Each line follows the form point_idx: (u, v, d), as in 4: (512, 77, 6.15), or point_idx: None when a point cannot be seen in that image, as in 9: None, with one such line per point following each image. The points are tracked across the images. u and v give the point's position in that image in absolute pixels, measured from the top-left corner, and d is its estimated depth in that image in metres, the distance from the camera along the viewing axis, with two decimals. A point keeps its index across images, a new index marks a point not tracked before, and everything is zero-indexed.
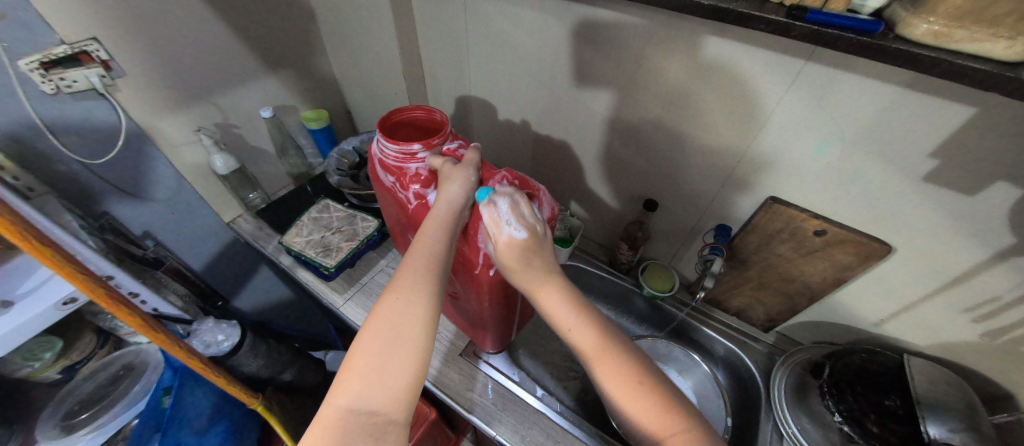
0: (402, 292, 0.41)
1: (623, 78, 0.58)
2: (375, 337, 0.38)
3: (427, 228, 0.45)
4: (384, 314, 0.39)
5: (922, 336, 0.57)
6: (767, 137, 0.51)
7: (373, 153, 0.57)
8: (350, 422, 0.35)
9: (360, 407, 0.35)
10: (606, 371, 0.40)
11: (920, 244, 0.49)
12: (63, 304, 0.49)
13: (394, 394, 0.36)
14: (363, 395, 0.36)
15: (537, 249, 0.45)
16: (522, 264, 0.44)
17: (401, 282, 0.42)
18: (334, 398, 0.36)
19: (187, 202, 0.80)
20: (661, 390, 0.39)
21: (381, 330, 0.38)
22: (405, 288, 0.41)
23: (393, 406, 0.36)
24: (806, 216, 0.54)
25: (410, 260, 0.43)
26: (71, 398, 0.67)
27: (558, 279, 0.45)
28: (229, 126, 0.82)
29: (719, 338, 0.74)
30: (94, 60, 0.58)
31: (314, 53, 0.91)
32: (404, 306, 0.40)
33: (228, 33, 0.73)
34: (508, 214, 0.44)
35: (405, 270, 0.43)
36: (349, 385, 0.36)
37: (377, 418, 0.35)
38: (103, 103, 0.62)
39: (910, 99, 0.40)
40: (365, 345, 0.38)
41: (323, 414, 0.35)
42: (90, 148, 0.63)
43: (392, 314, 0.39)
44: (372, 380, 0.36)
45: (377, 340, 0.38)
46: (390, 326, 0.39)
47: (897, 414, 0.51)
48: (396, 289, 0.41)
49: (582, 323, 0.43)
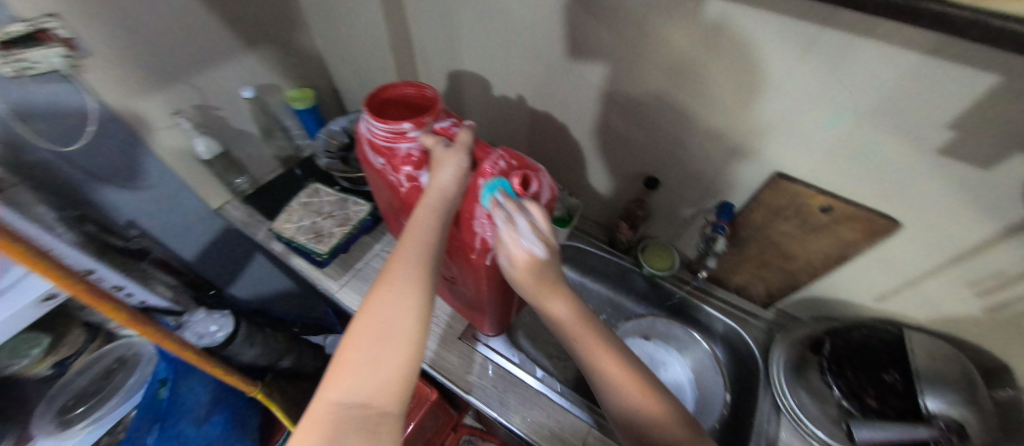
0: (394, 283, 0.39)
1: (625, 48, 0.55)
2: (366, 328, 0.37)
3: (420, 215, 0.44)
4: (375, 305, 0.38)
5: (922, 310, 0.56)
6: (774, 109, 0.49)
7: (361, 134, 0.54)
8: (340, 417, 0.34)
9: (350, 401, 0.34)
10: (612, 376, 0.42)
11: (929, 220, 0.47)
12: (41, 301, 0.47)
13: (386, 387, 0.35)
14: (354, 389, 0.35)
15: (550, 264, 0.45)
16: (534, 278, 0.44)
17: (392, 272, 0.40)
18: (325, 391, 0.35)
19: (171, 189, 0.76)
20: (649, 384, 0.43)
21: (373, 323, 0.37)
22: (397, 278, 0.40)
23: (386, 399, 0.35)
24: (811, 192, 0.53)
25: (402, 250, 0.42)
26: (63, 393, 0.66)
27: (566, 293, 0.46)
28: (209, 107, 0.77)
29: (718, 315, 0.73)
30: (55, 39, 0.53)
31: (295, 26, 0.85)
32: (395, 298, 0.38)
33: (201, 6, 0.67)
34: (528, 231, 0.43)
35: (398, 259, 0.41)
36: (340, 379, 0.35)
37: (369, 412, 0.34)
38: (68, 87, 0.56)
39: (931, 68, 0.37)
40: (356, 338, 0.37)
41: (313, 408, 0.34)
42: (61, 136, 0.58)
43: (384, 305, 0.38)
44: (363, 374, 0.35)
45: (369, 333, 0.37)
46: (382, 318, 0.37)
47: (896, 389, 0.51)
48: (387, 279, 0.40)
49: (581, 326, 0.45)
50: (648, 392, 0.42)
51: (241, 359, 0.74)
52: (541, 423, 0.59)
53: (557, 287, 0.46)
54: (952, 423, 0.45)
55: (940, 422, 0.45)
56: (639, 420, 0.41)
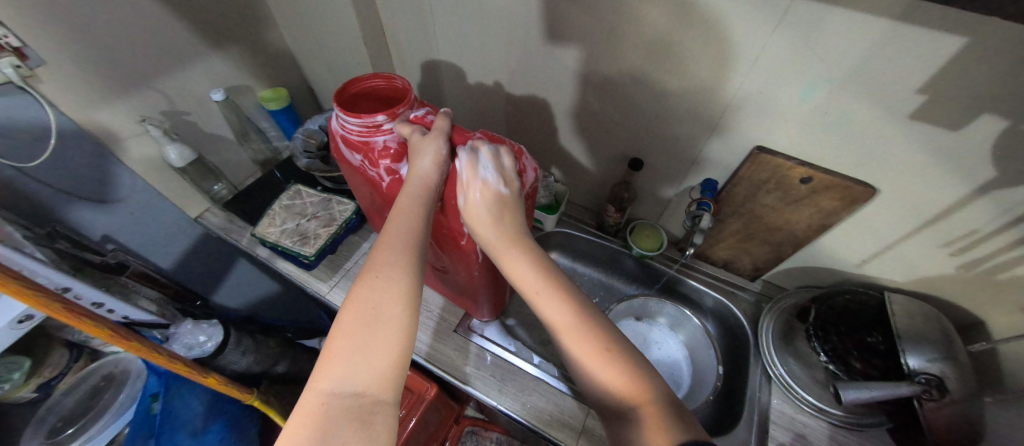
0: (382, 270, 0.39)
1: (600, 28, 0.54)
2: (357, 314, 0.37)
3: (402, 203, 0.43)
4: (363, 293, 0.38)
5: (901, 273, 0.58)
6: (752, 83, 0.49)
7: (335, 130, 0.52)
8: (332, 406, 0.33)
9: (342, 390, 0.34)
10: (575, 343, 0.39)
11: (905, 185, 0.48)
12: (19, 322, 0.45)
13: (379, 376, 0.35)
14: (347, 378, 0.34)
15: (506, 202, 0.45)
16: (490, 218, 0.44)
17: (378, 258, 0.40)
18: (317, 382, 0.35)
19: (147, 201, 0.74)
20: (632, 364, 0.38)
21: (362, 308, 0.37)
22: (386, 265, 0.39)
23: (379, 387, 0.35)
24: (792, 164, 0.54)
25: (387, 237, 0.41)
26: (52, 415, 0.65)
27: (529, 250, 0.44)
28: (178, 113, 0.75)
29: (708, 291, 0.75)
30: (5, 48, 0.51)
31: (262, 23, 0.82)
32: (385, 285, 0.38)
33: (158, 6, 0.64)
34: (489, 162, 0.44)
35: (383, 246, 0.41)
36: (332, 369, 0.35)
37: (363, 400, 0.34)
38: (25, 98, 0.54)
39: (903, 32, 0.37)
40: (346, 325, 0.37)
41: (306, 399, 0.34)
42: (18, 149, 0.56)
43: (372, 292, 0.38)
44: (354, 362, 0.35)
45: (358, 320, 0.37)
46: (370, 304, 0.37)
47: (879, 349, 0.52)
48: (374, 267, 0.39)
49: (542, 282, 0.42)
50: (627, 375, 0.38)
51: (235, 367, 0.74)
52: (541, 409, 0.60)
53: (516, 235, 0.45)
54: (933, 377, 0.47)
55: (922, 377, 0.47)
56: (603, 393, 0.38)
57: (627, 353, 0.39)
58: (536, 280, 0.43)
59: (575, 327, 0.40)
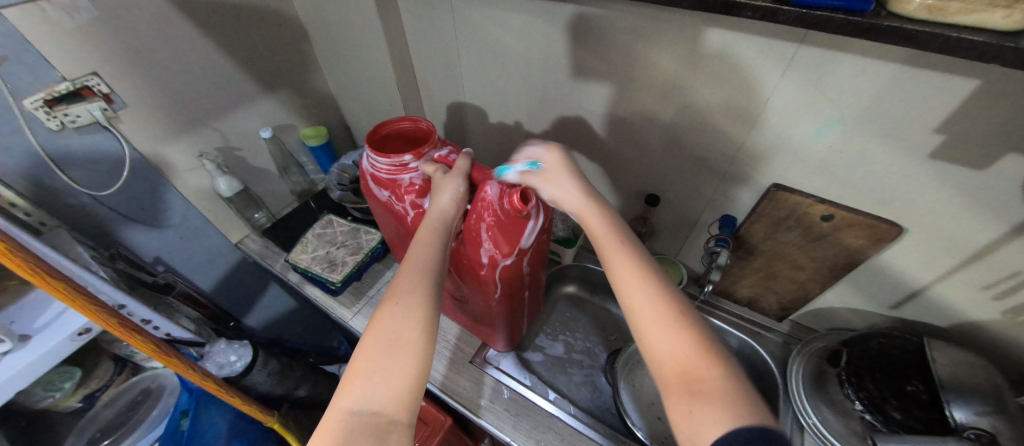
0: (401, 296, 0.41)
1: (615, 73, 0.57)
2: (377, 339, 0.39)
3: (421, 236, 0.46)
4: (384, 319, 0.40)
5: (943, 317, 0.55)
6: (765, 125, 0.50)
7: (365, 169, 0.56)
8: (351, 423, 0.35)
9: (361, 408, 0.36)
10: (644, 296, 0.39)
11: (931, 224, 0.47)
12: (78, 334, 0.52)
13: (395, 396, 0.36)
14: (365, 397, 0.36)
15: (580, 176, 0.48)
16: (579, 193, 0.46)
17: (399, 285, 0.42)
18: (339, 401, 0.37)
19: (195, 227, 0.81)
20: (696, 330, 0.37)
21: (382, 332, 0.39)
22: (404, 292, 0.41)
23: (395, 407, 0.36)
24: (811, 201, 0.53)
25: (407, 266, 0.44)
26: (92, 425, 0.70)
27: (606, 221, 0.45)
28: (231, 149, 0.83)
29: (731, 330, 0.71)
30: (96, 94, 0.60)
31: (310, 70, 0.91)
32: (403, 311, 0.40)
33: (224, 58, 0.73)
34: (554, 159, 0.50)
35: (403, 273, 0.43)
36: (352, 388, 0.37)
37: (379, 419, 0.35)
38: (106, 136, 0.63)
39: (910, 75, 0.38)
40: (368, 347, 0.38)
41: (328, 417, 0.36)
42: (95, 179, 0.65)
43: (391, 316, 0.40)
44: (373, 382, 0.37)
45: (379, 344, 0.38)
46: (390, 328, 0.39)
47: (921, 399, 0.49)
48: (394, 294, 0.42)
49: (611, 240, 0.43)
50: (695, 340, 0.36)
51: (259, 389, 0.76)
52: None
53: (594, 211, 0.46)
54: (985, 433, 0.43)
55: (970, 433, 0.43)
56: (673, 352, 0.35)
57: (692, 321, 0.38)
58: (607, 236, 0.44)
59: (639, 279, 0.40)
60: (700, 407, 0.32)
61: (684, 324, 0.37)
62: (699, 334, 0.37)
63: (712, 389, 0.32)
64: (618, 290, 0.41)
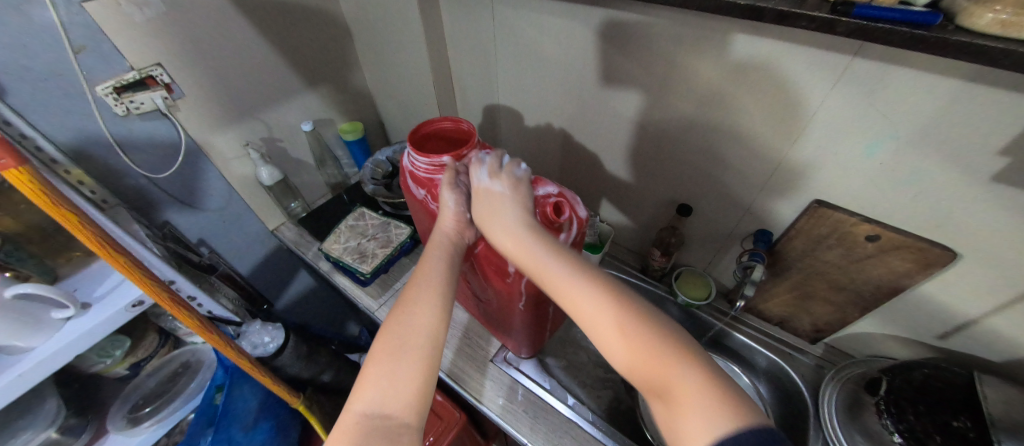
0: (410, 305, 0.43)
1: (653, 80, 0.57)
2: (386, 345, 0.40)
3: (432, 248, 0.49)
4: (392, 327, 0.42)
5: (996, 352, 0.51)
6: (809, 138, 0.49)
7: (405, 166, 0.58)
8: (363, 426, 0.36)
9: (373, 411, 0.37)
10: (591, 315, 0.40)
11: (989, 251, 0.44)
12: (131, 306, 0.56)
13: (404, 399, 0.38)
14: (377, 400, 0.37)
15: (507, 197, 0.49)
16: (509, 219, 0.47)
17: (409, 294, 0.44)
18: (352, 403, 0.38)
19: (236, 212, 0.86)
20: (646, 328, 0.38)
21: (390, 339, 0.41)
22: (413, 301, 0.43)
23: (405, 410, 0.37)
24: (855, 220, 0.51)
25: (417, 276, 0.46)
26: (135, 393, 0.75)
27: (537, 229, 0.46)
28: (274, 140, 0.87)
29: (758, 348, 0.71)
30: (158, 84, 0.64)
31: (351, 67, 0.95)
32: (410, 319, 0.42)
33: (273, 53, 0.77)
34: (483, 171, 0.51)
35: (412, 283, 0.45)
36: (364, 392, 0.38)
37: (391, 421, 0.36)
38: (165, 123, 0.68)
39: (974, 93, 0.37)
40: (378, 355, 0.40)
41: (343, 419, 0.37)
42: (153, 163, 0.70)
43: (400, 324, 0.42)
44: (383, 386, 0.38)
45: (387, 349, 0.40)
46: (397, 335, 0.41)
47: (967, 437, 0.46)
48: (403, 304, 0.43)
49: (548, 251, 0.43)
50: (652, 345, 0.36)
51: (289, 371, 0.79)
52: None
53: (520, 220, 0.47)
54: None
55: None
56: (641, 371, 0.37)
57: (640, 318, 0.38)
58: (545, 251, 0.44)
59: (585, 293, 0.40)
60: (682, 430, 0.33)
61: (632, 326, 0.38)
62: (649, 332, 0.37)
63: (682, 401, 0.33)
64: (574, 312, 0.41)
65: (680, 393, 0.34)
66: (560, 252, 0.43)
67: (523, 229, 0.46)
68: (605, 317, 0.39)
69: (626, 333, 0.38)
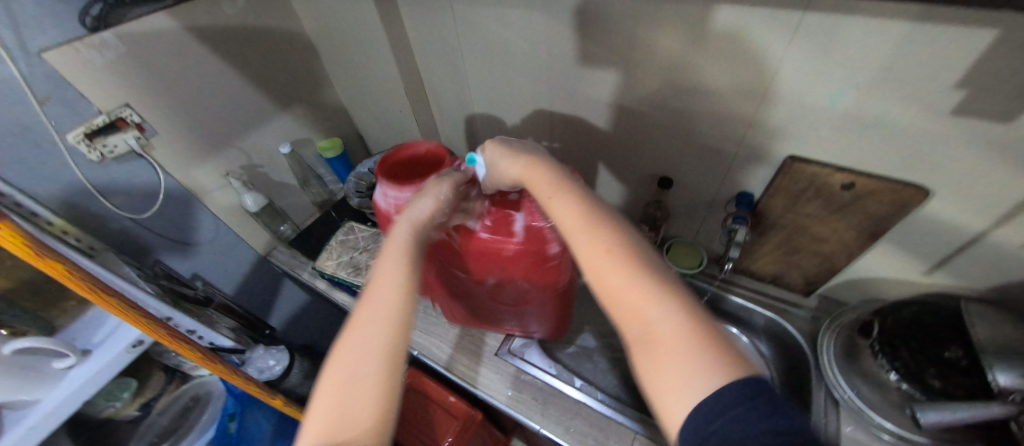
0: (363, 319, 0.39)
1: (617, 59, 0.58)
2: (336, 369, 0.36)
3: (389, 251, 0.44)
4: (343, 347, 0.37)
5: (979, 279, 0.53)
6: (776, 96, 0.50)
7: (381, 206, 0.55)
8: None
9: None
10: (584, 242, 0.39)
11: (957, 182, 0.46)
12: (132, 346, 0.56)
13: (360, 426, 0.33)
14: (326, 433, 0.33)
15: (517, 145, 0.49)
16: (511, 159, 0.47)
17: (362, 307, 0.40)
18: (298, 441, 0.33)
19: (225, 242, 0.86)
20: (640, 263, 0.37)
21: (341, 361, 0.36)
22: (367, 314, 0.39)
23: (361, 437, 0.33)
24: (829, 170, 0.52)
25: (373, 285, 0.42)
26: (150, 431, 0.75)
27: (548, 167, 0.46)
28: (254, 166, 0.87)
29: (755, 308, 0.72)
30: (129, 124, 0.64)
31: (321, 84, 0.94)
32: (365, 333, 0.38)
33: (241, 79, 0.77)
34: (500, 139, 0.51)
35: (367, 295, 0.41)
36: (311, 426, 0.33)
37: None
38: (141, 163, 0.68)
39: (921, 32, 0.37)
40: (327, 380, 0.35)
41: None
42: (134, 204, 0.70)
43: (352, 342, 0.37)
44: (333, 416, 0.33)
45: (338, 372, 0.36)
46: (350, 356, 0.36)
47: (961, 365, 0.48)
48: (356, 319, 0.39)
49: (551, 187, 0.44)
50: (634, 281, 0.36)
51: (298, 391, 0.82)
52: (585, 433, 0.60)
53: (532, 161, 0.46)
54: None
55: (1014, 396, 0.41)
56: (619, 304, 0.36)
57: (632, 254, 0.37)
58: (547, 179, 0.45)
59: (580, 220, 0.40)
60: (656, 373, 0.32)
61: (620, 259, 0.37)
62: (638, 268, 0.36)
63: (656, 338, 0.33)
64: (567, 237, 0.41)
65: (656, 331, 0.33)
66: (562, 186, 0.44)
67: (532, 165, 0.46)
68: (596, 242, 0.39)
69: (611, 263, 0.37)
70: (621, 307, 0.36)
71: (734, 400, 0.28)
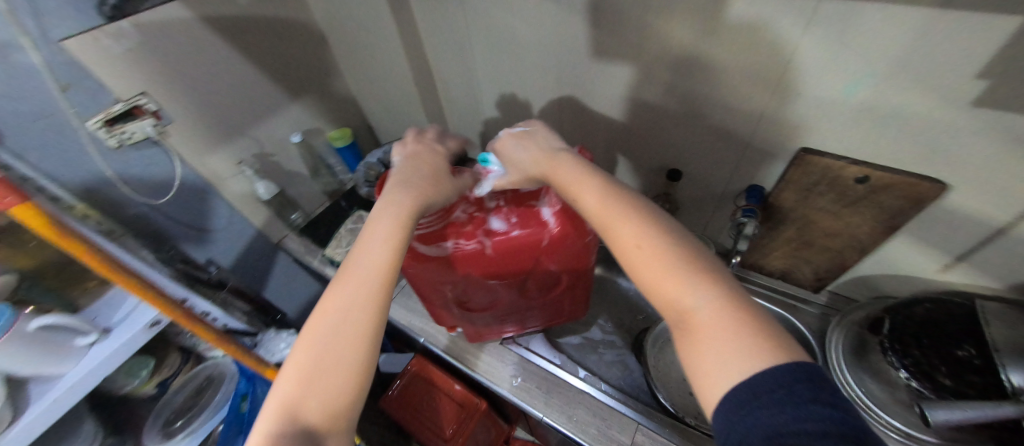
0: (340, 296, 0.39)
1: (627, 48, 0.57)
2: (311, 340, 0.37)
3: (375, 228, 0.44)
4: (318, 321, 0.38)
5: (997, 276, 0.51)
6: (790, 86, 0.49)
7: None
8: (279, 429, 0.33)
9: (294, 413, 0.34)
10: (621, 234, 0.39)
11: (976, 176, 0.44)
12: (149, 326, 0.58)
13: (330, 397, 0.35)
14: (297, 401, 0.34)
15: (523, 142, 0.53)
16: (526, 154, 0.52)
17: (340, 282, 0.40)
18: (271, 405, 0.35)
19: (239, 229, 0.88)
20: (678, 253, 0.36)
21: (315, 334, 0.37)
22: (345, 291, 0.39)
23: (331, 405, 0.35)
24: (843, 163, 0.51)
25: (354, 262, 0.42)
26: (166, 409, 0.78)
27: (567, 160, 0.48)
28: (266, 155, 0.89)
29: (770, 304, 0.70)
30: (146, 112, 0.64)
31: (331, 74, 0.95)
32: (341, 310, 0.38)
33: (253, 68, 0.78)
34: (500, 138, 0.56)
35: (346, 271, 0.41)
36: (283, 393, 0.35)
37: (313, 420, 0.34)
38: (158, 151, 0.69)
39: (943, 20, 0.36)
40: (300, 352, 0.37)
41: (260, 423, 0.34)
42: (151, 191, 0.70)
43: (327, 317, 0.38)
44: (306, 385, 0.35)
45: (312, 345, 0.37)
46: (324, 330, 0.37)
47: (974, 364, 0.46)
48: (333, 295, 0.40)
49: (582, 182, 0.44)
50: (671, 271, 0.35)
51: None
52: (587, 422, 0.60)
53: (549, 157, 0.49)
54: None
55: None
56: (658, 294, 0.35)
57: (669, 245, 0.37)
58: (577, 175, 0.45)
59: (615, 213, 0.40)
60: (697, 359, 0.32)
61: (660, 249, 0.37)
62: (677, 258, 0.36)
63: (699, 324, 0.32)
64: (603, 230, 0.41)
65: (699, 318, 0.33)
66: (589, 182, 0.44)
67: (549, 158, 0.49)
68: (635, 234, 0.38)
69: (647, 255, 0.37)
70: (662, 298, 0.35)
71: (783, 377, 0.27)
